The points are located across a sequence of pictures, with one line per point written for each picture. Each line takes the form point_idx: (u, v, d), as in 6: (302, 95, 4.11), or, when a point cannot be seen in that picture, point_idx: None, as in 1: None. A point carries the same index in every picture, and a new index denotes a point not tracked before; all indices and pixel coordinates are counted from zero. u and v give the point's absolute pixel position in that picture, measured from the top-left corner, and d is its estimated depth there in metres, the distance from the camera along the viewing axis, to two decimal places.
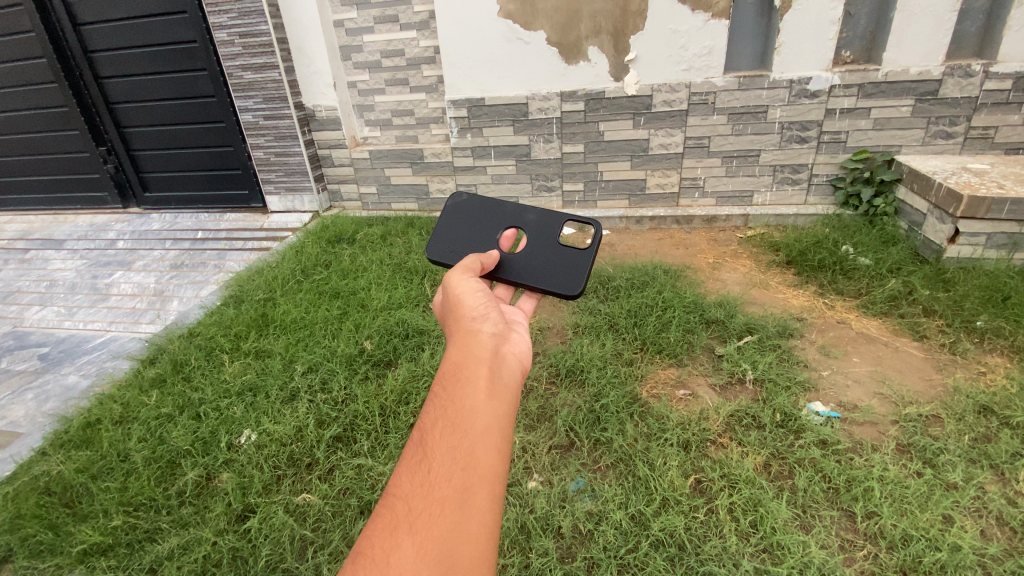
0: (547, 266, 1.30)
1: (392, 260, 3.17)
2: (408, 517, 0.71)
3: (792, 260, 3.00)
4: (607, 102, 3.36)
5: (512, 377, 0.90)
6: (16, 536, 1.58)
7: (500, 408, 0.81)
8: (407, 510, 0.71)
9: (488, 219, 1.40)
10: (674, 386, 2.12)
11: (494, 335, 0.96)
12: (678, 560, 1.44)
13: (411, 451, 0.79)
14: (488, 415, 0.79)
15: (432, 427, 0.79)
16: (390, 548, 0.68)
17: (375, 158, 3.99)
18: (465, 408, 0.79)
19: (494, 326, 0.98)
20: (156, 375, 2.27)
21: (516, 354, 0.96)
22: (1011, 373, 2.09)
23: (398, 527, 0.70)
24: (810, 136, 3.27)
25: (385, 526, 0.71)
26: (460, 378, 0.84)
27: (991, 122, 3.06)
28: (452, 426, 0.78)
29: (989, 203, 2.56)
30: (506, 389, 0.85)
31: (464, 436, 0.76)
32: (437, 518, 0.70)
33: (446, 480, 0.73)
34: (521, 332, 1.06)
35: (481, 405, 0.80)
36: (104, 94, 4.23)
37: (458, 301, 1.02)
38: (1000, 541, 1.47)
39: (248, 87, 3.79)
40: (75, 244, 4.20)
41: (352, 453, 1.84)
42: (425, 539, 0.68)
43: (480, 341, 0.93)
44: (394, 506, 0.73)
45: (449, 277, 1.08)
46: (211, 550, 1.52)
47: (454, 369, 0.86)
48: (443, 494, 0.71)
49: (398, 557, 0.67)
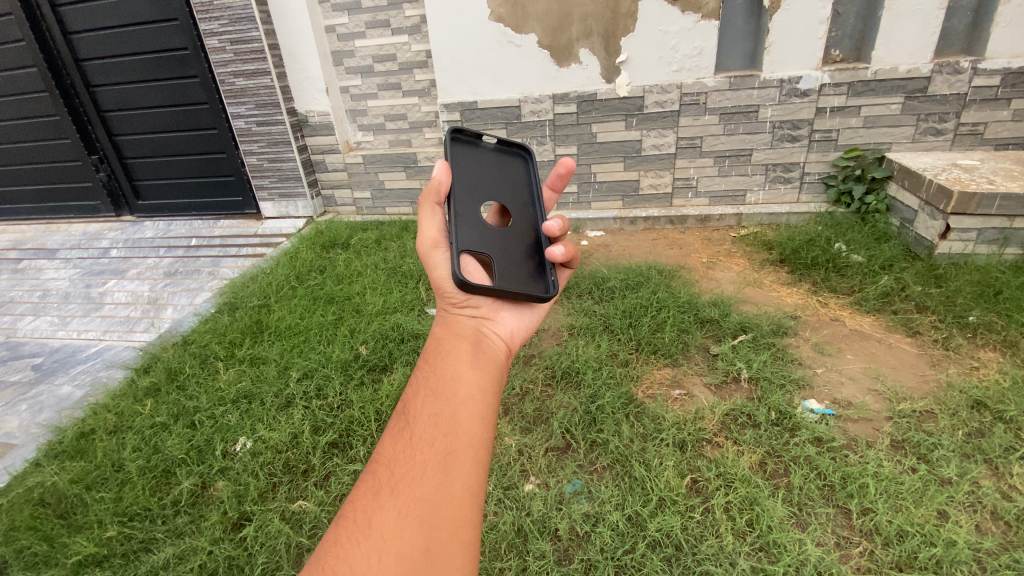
0: (507, 255, 1.12)
1: (387, 265, 3.17)
2: (390, 482, 0.74)
3: (784, 259, 3.03)
4: (599, 104, 3.37)
5: (493, 355, 0.96)
6: (11, 548, 1.55)
7: (479, 379, 0.86)
8: (389, 476, 0.75)
9: (473, 186, 1.20)
10: (669, 386, 2.13)
11: (476, 317, 1.03)
12: (675, 560, 1.44)
13: (395, 423, 0.84)
14: (471, 384, 0.85)
15: (415, 397, 0.84)
16: (372, 511, 0.71)
17: (369, 162, 3.98)
18: (446, 377, 0.85)
19: (477, 307, 1.04)
20: (150, 384, 2.26)
21: (501, 333, 1.03)
22: (1003, 368, 2.11)
23: (380, 491, 0.73)
24: (801, 134, 3.29)
25: (369, 491, 0.75)
26: (443, 353, 0.91)
27: (981, 118, 3.09)
28: (433, 395, 0.82)
29: (979, 199, 2.58)
30: (488, 364, 0.91)
31: (446, 404, 0.81)
32: (418, 481, 0.73)
33: (428, 445, 0.76)
34: (519, 309, 1.09)
35: (463, 375, 0.86)
36: (95, 103, 4.22)
37: (437, 284, 1.04)
38: (995, 535, 1.48)
39: (240, 94, 3.78)
40: (69, 253, 4.18)
41: (348, 459, 1.82)
42: (406, 501, 0.71)
43: (461, 323, 1.01)
44: (378, 473, 0.77)
45: (426, 258, 1.08)
46: (207, 560, 1.49)
47: (438, 344, 0.94)
48: (425, 458, 0.75)
49: (380, 518, 0.70)
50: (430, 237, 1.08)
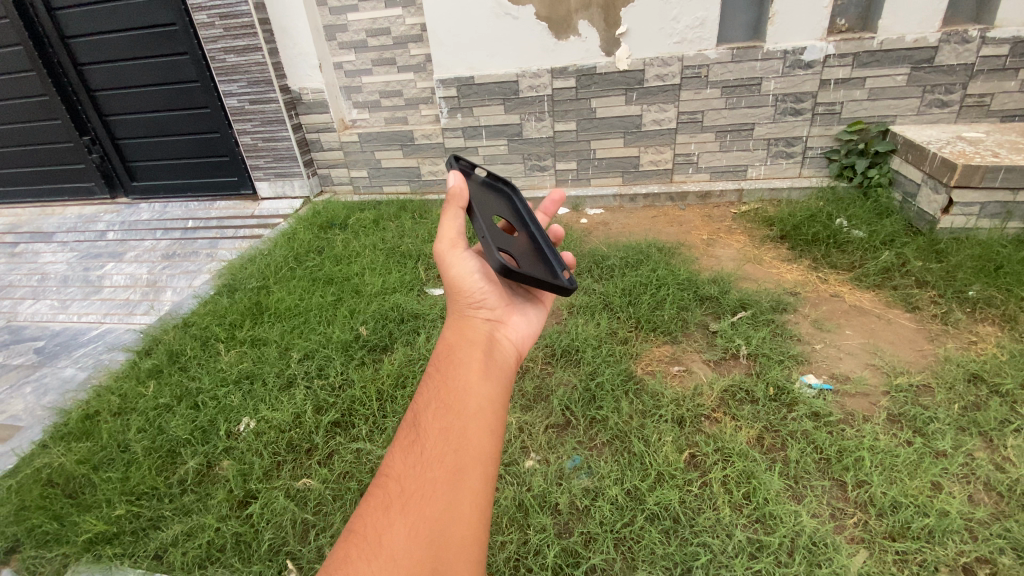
0: (525, 254, 1.11)
1: (386, 246, 3.15)
2: (400, 498, 0.75)
3: (785, 235, 3.02)
4: (599, 78, 3.30)
5: (504, 361, 0.95)
6: (22, 527, 1.55)
7: (490, 390, 0.86)
8: (400, 491, 0.75)
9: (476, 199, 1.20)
10: (669, 363, 2.14)
11: (489, 321, 1.01)
12: (673, 532, 1.46)
13: (405, 433, 0.83)
14: (482, 396, 0.84)
15: (425, 409, 0.83)
16: (382, 527, 0.72)
17: (364, 141, 3.92)
18: (457, 389, 0.84)
19: (490, 311, 1.03)
20: (153, 367, 2.29)
21: (513, 338, 1.02)
22: (1001, 342, 2.13)
23: (390, 507, 0.74)
24: (804, 107, 3.23)
25: (379, 505, 0.75)
26: (454, 361, 0.90)
27: (987, 89, 3.03)
28: (444, 407, 0.82)
29: (983, 172, 2.55)
30: (498, 371, 0.90)
31: (456, 418, 0.80)
32: (428, 499, 0.73)
33: (438, 462, 0.76)
34: (529, 313, 1.08)
35: (473, 387, 0.85)
36: (84, 82, 4.14)
37: (455, 285, 1.01)
38: (988, 505, 1.50)
39: (232, 71, 3.70)
40: (65, 237, 4.15)
41: (351, 438, 1.84)
42: (416, 518, 0.72)
43: (473, 327, 0.99)
44: (387, 486, 0.77)
45: (442, 257, 1.04)
46: (215, 536, 1.50)
47: (450, 351, 0.92)
48: (435, 474, 0.75)
49: (390, 536, 0.71)
50: (448, 235, 1.05)
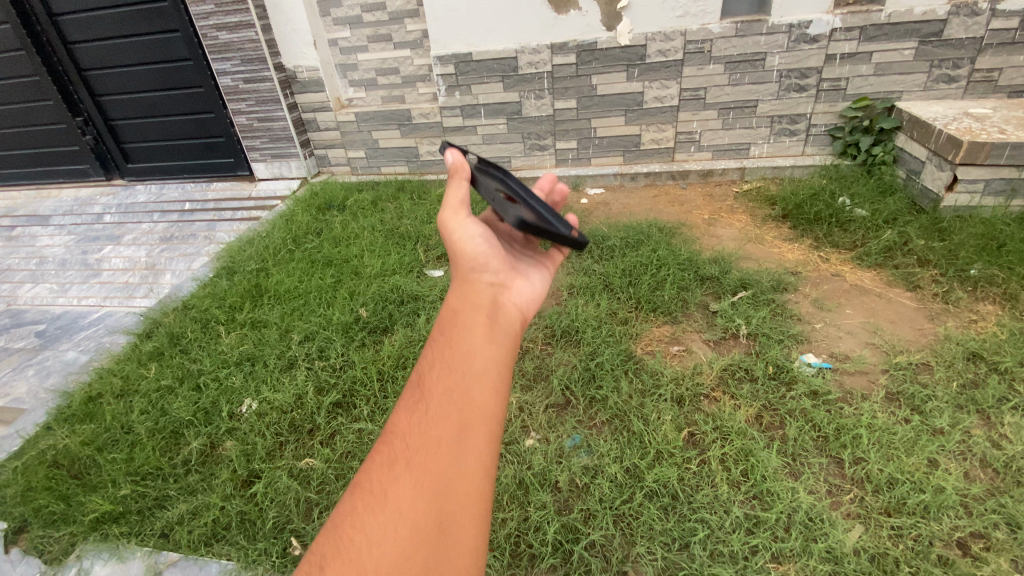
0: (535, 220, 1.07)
1: (384, 227, 3.13)
2: (404, 456, 0.73)
3: (787, 214, 2.99)
4: (599, 54, 3.23)
5: (511, 321, 0.89)
6: (30, 507, 1.57)
7: (496, 350, 0.81)
8: (404, 449, 0.73)
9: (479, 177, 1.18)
10: (668, 343, 2.14)
11: (495, 281, 0.94)
12: (671, 509, 1.47)
13: (409, 391, 0.80)
14: (487, 358, 0.80)
15: (429, 369, 0.80)
16: (386, 484, 0.71)
17: (361, 120, 3.85)
18: (461, 350, 0.79)
19: (494, 275, 0.96)
20: (154, 349, 2.30)
21: (518, 303, 0.94)
22: (1001, 320, 2.13)
23: (394, 464, 0.73)
24: (808, 83, 3.16)
25: (383, 462, 0.74)
26: (458, 321, 0.84)
27: (996, 64, 2.96)
28: (448, 368, 0.78)
29: (989, 149, 2.52)
30: (505, 333, 0.84)
31: (460, 378, 0.77)
32: (432, 458, 0.71)
33: (442, 422, 0.74)
34: (535, 278, 1.02)
35: (478, 348, 0.80)
36: (75, 61, 4.06)
37: (461, 249, 0.97)
38: (984, 481, 1.52)
39: (224, 49, 3.62)
40: (62, 220, 4.13)
41: (353, 418, 1.85)
42: (420, 477, 0.70)
43: (478, 290, 0.92)
44: (391, 445, 0.75)
45: (446, 219, 1.00)
46: (220, 515, 1.52)
47: (453, 311, 0.87)
48: (437, 436, 0.72)
49: (394, 493, 0.70)
50: (453, 202, 1.02)
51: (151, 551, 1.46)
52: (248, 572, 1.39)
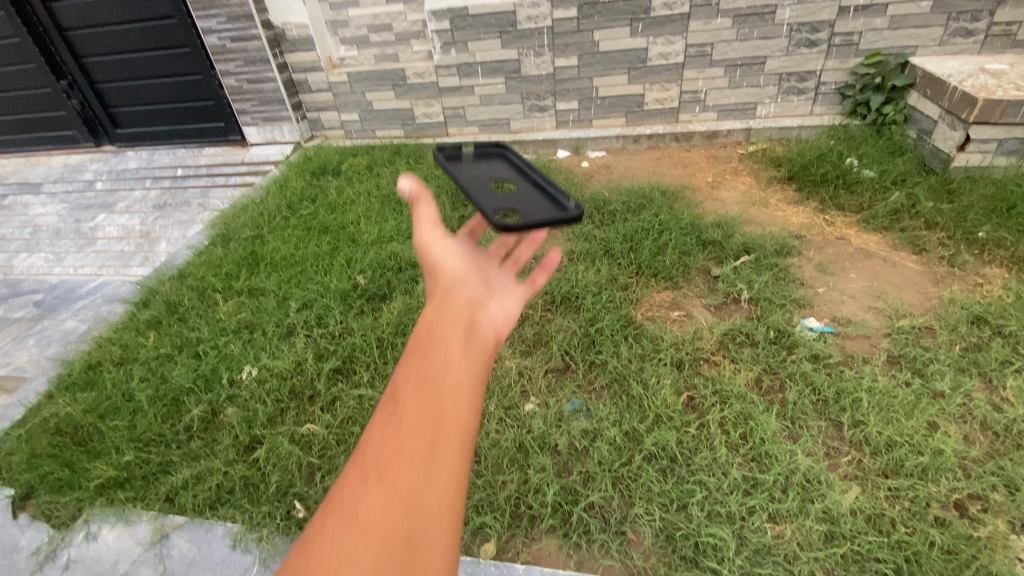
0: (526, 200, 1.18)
1: (381, 193, 3.06)
2: (349, 513, 0.61)
3: (793, 176, 2.92)
4: (602, 7, 3.07)
5: (488, 349, 0.77)
6: (35, 474, 1.59)
7: (468, 387, 0.71)
8: (349, 502, 0.62)
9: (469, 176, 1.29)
10: (669, 309, 2.12)
11: (474, 299, 0.83)
12: (669, 471, 1.48)
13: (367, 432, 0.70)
14: (457, 397, 0.69)
15: (390, 403, 0.69)
16: (325, 548, 0.59)
17: (354, 81, 3.72)
18: (429, 385, 0.69)
19: (473, 290, 0.84)
20: (152, 317, 2.29)
21: (499, 323, 0.82)
22: (1008, 284, 2.10)
23: (338, 521, 0.61)
24: (820, 38, 3.02)
25: (327, 515, 0.62)
26: (428, 349, 0.73)
27: (1017, 16, 2.82)
28: (411, 404, 0.68)
29: (1004, 107, 2.44)
30: (481, 362, 0.74)
31: (426, 418, 0.66)
32: (381, 513, 0.60)
33: (397, 472, 0.62)
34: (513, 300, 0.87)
35: (448, 383, 0.70)
36: (54, 20, 3.88)
37: (436, 268, 0.89)
38: (982, 444, 1.53)
39: (209, 5, 3.45)
40: (53, 188, 4.05)
41: (353, 384, 1.85)
42: (366, 535, 0.59)
43: (453, 307, 0.80)
44: (337, 496, 0.64)
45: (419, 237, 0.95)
46: (223, 479, 1.53)
47: (424, 335, 0.76)
48: (392, 486, 0.61)
49: (333, 557, 0.58)
50: (427, 220, 0.96)
51: (157, 515, 1.49)
52: (253, 533, 1.42)
